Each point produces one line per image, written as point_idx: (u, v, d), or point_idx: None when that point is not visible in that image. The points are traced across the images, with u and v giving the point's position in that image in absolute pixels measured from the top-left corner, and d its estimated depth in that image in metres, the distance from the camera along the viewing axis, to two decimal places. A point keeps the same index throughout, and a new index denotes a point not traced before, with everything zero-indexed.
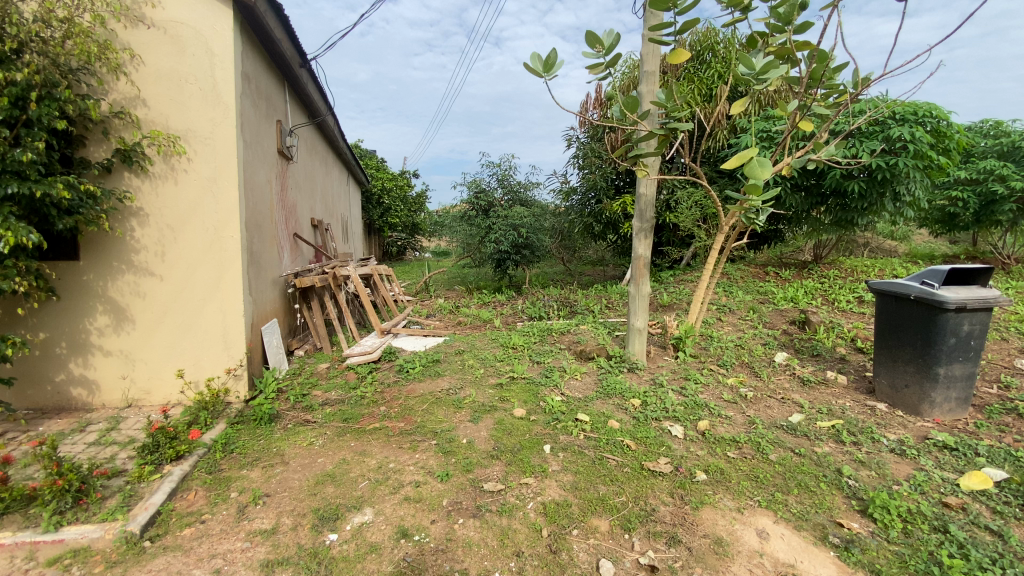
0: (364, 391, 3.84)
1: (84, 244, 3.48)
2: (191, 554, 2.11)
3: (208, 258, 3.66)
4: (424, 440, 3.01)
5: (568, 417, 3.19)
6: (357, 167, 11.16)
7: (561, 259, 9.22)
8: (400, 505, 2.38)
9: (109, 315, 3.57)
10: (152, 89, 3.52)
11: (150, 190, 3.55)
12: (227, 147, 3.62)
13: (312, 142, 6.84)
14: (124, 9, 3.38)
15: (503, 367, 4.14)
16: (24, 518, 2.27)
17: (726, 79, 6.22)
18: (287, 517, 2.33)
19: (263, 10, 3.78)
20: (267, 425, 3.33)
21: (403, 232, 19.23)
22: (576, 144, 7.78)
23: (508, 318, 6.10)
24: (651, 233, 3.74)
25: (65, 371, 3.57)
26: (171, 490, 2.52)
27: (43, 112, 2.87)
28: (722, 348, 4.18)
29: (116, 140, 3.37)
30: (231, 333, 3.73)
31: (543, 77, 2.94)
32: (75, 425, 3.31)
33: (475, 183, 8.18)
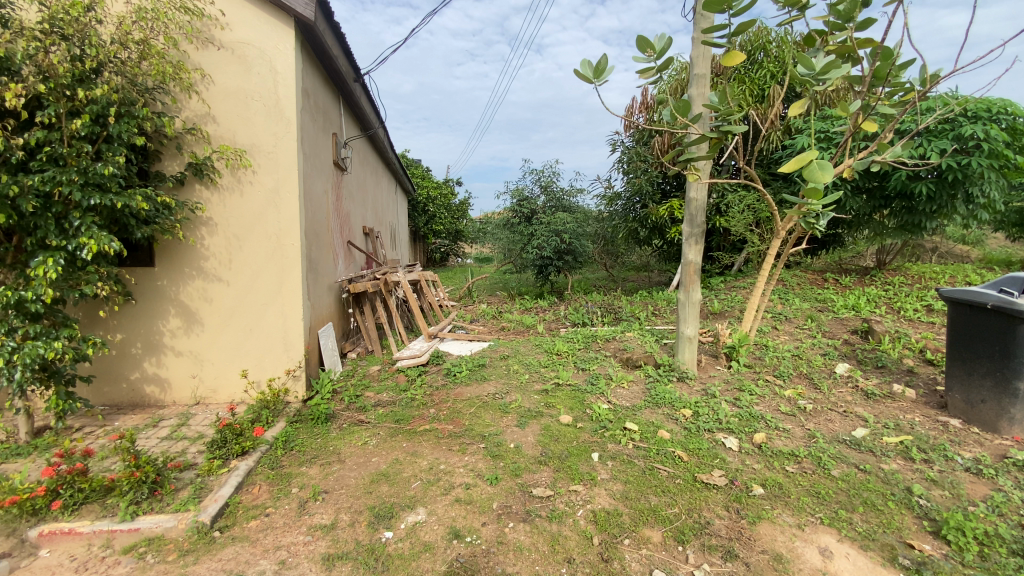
0: (414, 393, 3.93)
1: (159, 251, 3.75)
2: (258, 545, 2.22)
3: (271, 264, 3.87)
4: (472, 443, 3.06)
5: (616, 425, 3.16)
6: (405, 176, 11.45)
7: (604, 265, 9.15)
8: (452, 506, 2.43)
9: (181, 318, 3.82)
10: (221, 106, 3.77)
11: (218, 201, 3.79)
12: (288, 159, 3.83)
13: (364, 153, 7.11)
14: (196, 33, 3.64)
15: (549, 373, 4.14)
16: (102, 508, 2.44)
17: (779, 78, 6.02)
18: (344, 514, 2.42)
19: (321, 28, 3.98)
20: (324, 424, 3.48)
21: (447, 239, 19.60)
22: (621, 148, 7.70)
23: (552, 324, 6.10)
24: (702, 239, 3.66)
25: (139, 370, 3.84)
26: (238, 484, 2.67)
27: (122, 128, 3.12)
28: (778, 357, 4.03)
29: (188, 154, 3.62)
30: (291, 335, 3.92)
31: (593, 83, 2.94)
32: (148, 421, 3.55)
33: (519, 190, 8.27)
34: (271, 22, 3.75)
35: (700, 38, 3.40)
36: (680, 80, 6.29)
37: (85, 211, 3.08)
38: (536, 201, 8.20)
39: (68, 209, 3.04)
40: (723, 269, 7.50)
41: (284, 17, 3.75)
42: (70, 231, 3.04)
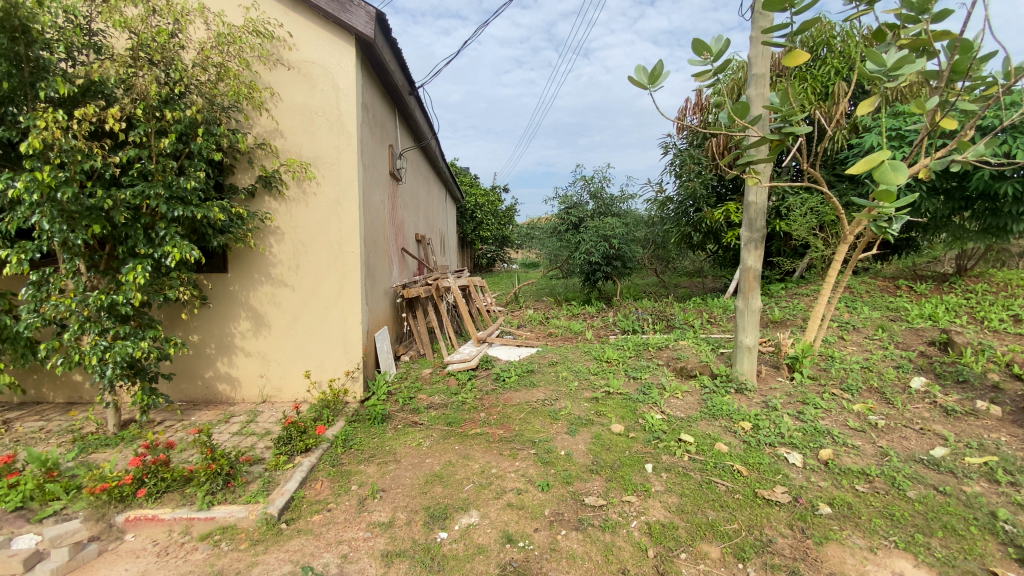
0: (465, 397, 4.00)
1: (232, 258, 4.01)
2: (322, 539, 2.33)
3: (332, 270, 4.06)
4: (523, 448, 3.08)
5: (670, 436, 3.08)
6: (454, 184, 11.69)
7: (654, 271, 9.00)
8: (504, 510, 2.45)
9: (250, 321, 4.07)
10: (289, 122, 4.01)
11: (285, 211, 4.02)
12: (349, 170, 4.02)
13: (416, 163, 7.32)
14: (268, 54, 3.89)
15: (599, 381, 4.09)
16: (182, 497, 2.64)
17: (845, 75, 5.72)
18: (401, 513, 2.50)
19: (380, 45, 4.17)
20: (380, 424, 3.61)
21: (493, 245, 19.83)
22: (673, 151, 7.53)
23: (601, 331, 6.03)
24: (762, 244, 3.52)
25: (213, 369, 4.11)
26: (302, 479, 2.81)
27: (202, 145, 3.38)
28: (846, 369, 3.81)
29: (260, 168, 3.87)
30: (350, 338, 4.09)
31: (648, 89, 2.89)
32: (221, 417, 3.80)
33: (567, 197, 8.31)
34: (334, 41, 3.96)
35: (760, 37, 3.30)
36: (736, 80, 6.08)
37: (170, 222, 3.35)
38: (584, 207, 8.16)
39: (154, 220, 3.32)
40: (783, 276, 7.17)
41: (346, 35, 3.95)
42: (156, 240, 3.31)
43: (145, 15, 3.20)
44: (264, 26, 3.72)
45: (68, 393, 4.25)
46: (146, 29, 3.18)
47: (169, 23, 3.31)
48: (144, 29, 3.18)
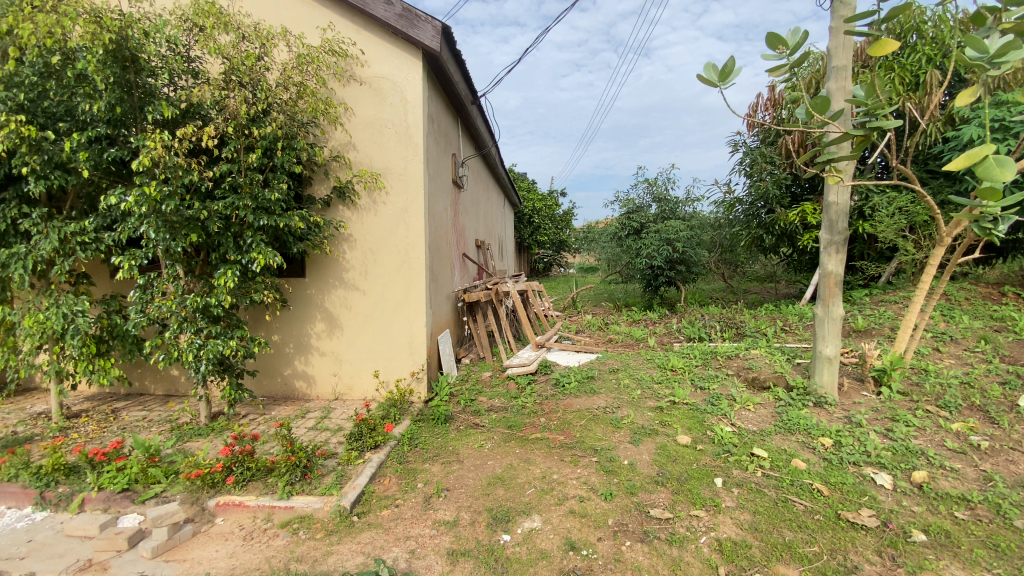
0: (525, 401, 4.02)
1: (309, 263, 4.28)
2: (391, 533, 2.43)
3: (399, 275, 4.24)
4: (585, 456, 3.05)
5: (741, 450, 2.94)
6: (513, 190, 11.79)
7: (721, 275, 8.68)
8: (566, 517, 2.44)
9: (325, 322, 4.32)
10: (361, 135, 4.23)
11: (357, 219, 4.25)
12: (416, 180, 4.18)
13: (477, 171, 7.47)
14: (342, 71, 4.13)
15: (663, 390, 3.97)
16: (264, 485, 2.84)
17: (939, 62, 5.25)
18: (465, 513, 2.55)
19: (445, 58, 4.31)
20: (443, 424, 3.71)
21: (550, 249, 19.83)
22: (743, 149, 7.20)
23: (664, 338, 5.86)
24: (844, 247, 3.30)
25: (291, 367, 4.39)
26: (372, 475, 2.95)
27: (284, 158, 3.65)
28: (943, 385, 3.47)
29: (334, 179, 4.10)
30: (416, 340, 4.24)
31: (718, 87, 2.77)
32: (298, 412, 4.05)
33: (629, 201, 8.18)
34: (403, 56, 4.14)
35: (841, 28, 3.12)
36: (813, 74, 5.72)
37: (256, 231, 3.64)
38: (646, 211, 7.98)
39: (242, 229, 3.61)
40: (867, 282, 6.65)
41: (414, 50, 4.13)
42: (244, 247, 3.60)
43: (236, 41, 3.49)
44: (339, 46, 3.95)
45: (166, 386, 4.69)
46: (236, 54, 3.47)
47: (256, 47, 3.59)
48: (234, 54, 3.47)
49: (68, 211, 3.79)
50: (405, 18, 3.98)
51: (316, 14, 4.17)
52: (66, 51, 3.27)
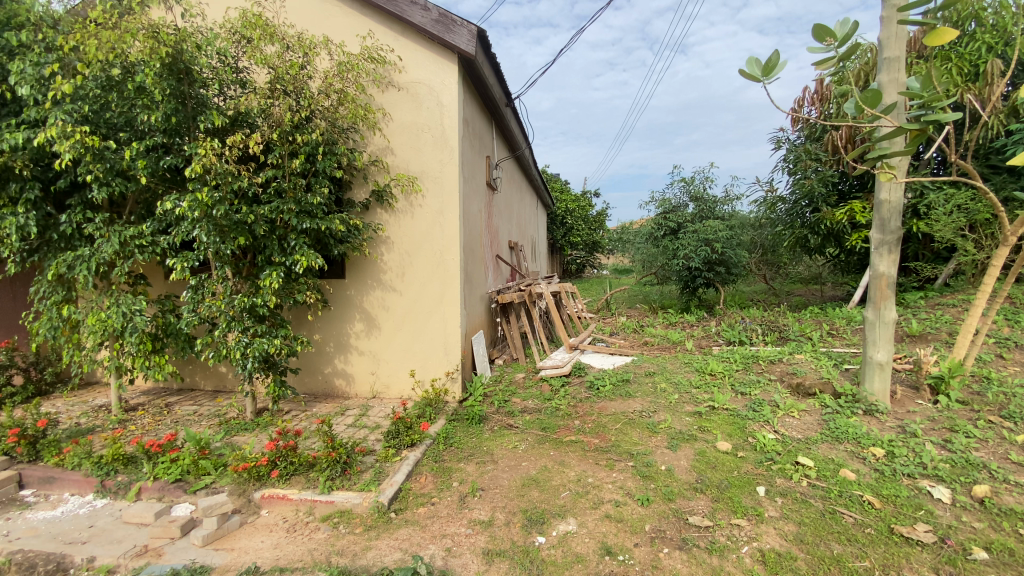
0: (559, 403, 4.00)
1: (349, 265, 4.40)
2: (427, 531, 2.47)
3: (435, 276, 4.30)
4: (620, 460, 3.01)
5: (785, 458, 2.85)
6: (545, 190, 11.78)
7: (763, 276, 8.64)
8: (602, 521, 2.42)
9: (363, 322, 4.43)
10: (399, 139, 4.33)
11: (395, 222, 4.34)
12: (451, 182, 4.24)
13: (511, 173, 7.51)
14: (381, 78, 4.23)
15: (702, 395, 3.88)
16: (306, 480, 2.94)
17: (1001, 51, 4.95)
18: (500, 513, 2.56)
19: (480, 62, 4.35)
20: (478, 424, 3.74)
21: (583, 250, 19.70)
22: (786, 146, 6.95)
23: (702, 341, 5.72)
24: (897, 247, 3.14)
25: (331, 365, 4.52)
26: (408, 472, 3.00)
27: (326, 163, 3.77)
28: (1008, 395, 3.25)
29: (373, 183, 4.21)
30: (450, 341, 4.30)
31: (762, 82, 2.38)
32: (338, 410, 4.17)
33: (665, 201, 8.05)
34: (439, 61, 4.21)
35: (894, 17, 2.98)
36: (863, 66, 5.46)
37: (300, 234, 3.77)
38: (683, 210, 7.88)
39: (286, 232, 3.75)
40: (921, 284, 6.29)
41: (450, 55, 4.19)
42: (288, 249, 3.73)
43: (281, 51, 3.62)
44: (378, 53, 4.05)
45: (215, 382, 4.91)
46: (281, 64, 3.60)
47: (299, 57, 3.71)
48: (279, 64, 3.60)
49: (127, 216, 4.03)
50: (441, 23, 4.04)
51: (356, 22, 4.29)
52: (126, 65, 3.48)
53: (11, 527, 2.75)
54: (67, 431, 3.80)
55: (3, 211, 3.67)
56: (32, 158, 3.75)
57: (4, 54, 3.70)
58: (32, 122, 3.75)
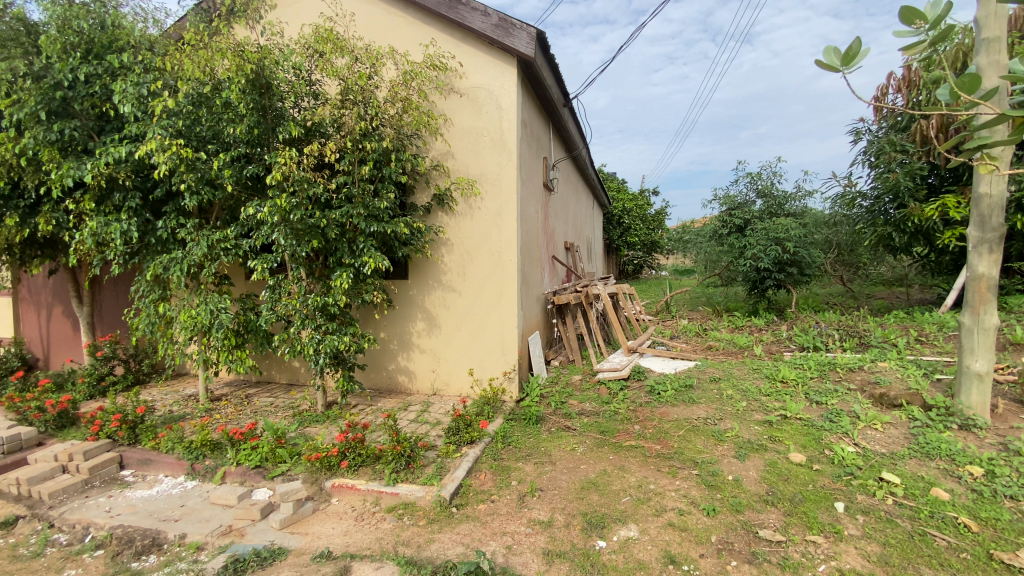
0: (618, 407, 3.94)
1: (412, 266, 4.56)
2: (488, 527, 2.51)
3: (493, 277, 4.37)
4: (684, 468, 2.93)
5: (867, 473, 2.66)
6: (602, 190, 11.66)
7: (841, 279, 8.07)
8: (665, 529, 2.37)
9: (425, 321, 4.57)
10: (459, 144, 4.43)
11: (455, 224, 4.46)
12: (509, 184, 4.30)
13: (568, 174, 7.49)
14: (443, 85, 4.35)
15: (772, 403, 3.69)
16: (373, 471, 3.08)
17: None
18: (560, 514, 2.57)
19: (539, 64, 4.38)
20: (535, 425, 3.76)
21: (641, 250, 19.30)
22: (867, 138, 6.46)
23: (772, 346, 5.43)
24: (1000, 246, 2.85)
25: (395, 362, 4.70)
26: (468, 469, 3.07)
27: (392, 169, 3.95)
28: None
29: (435, 187, 4.34)
30: (507, 341, 4.35)
31: (843, 74, 2.06)
32: (401, 405, 4.33)
33: (730, 198, 7.73)
34: (499, 65, 4.28)
35: None
36: (960, 47, 4.97)
37: (368, 237, 3.96)
38: (750, 207, 7.54)
39: (355, 235, 3.95)
40: None
41: (509, 59, 4.24)
42: (357, 251, 3.94)
43: (350, 63, 3.81)
44: (440, 60, 4.18)
45: (289, 375, 5.24)
46: (350, 75, 3.79)
47: (367, 67, 3.90)
48: (349, 75, 3.79)
49: (214, 221, 4.39)
50: (501, 28, 4.10)
51: (419, 32, 4.44)
52: (215, 82, 3.80)
53: (114, 504, 3.06)
54: (162, 418, 4.20)
55: (110, 218, 4.10)
56: (134, 170, 4.17)
57: (108, 76, 4.15)
58: (133, 137, 4.17)
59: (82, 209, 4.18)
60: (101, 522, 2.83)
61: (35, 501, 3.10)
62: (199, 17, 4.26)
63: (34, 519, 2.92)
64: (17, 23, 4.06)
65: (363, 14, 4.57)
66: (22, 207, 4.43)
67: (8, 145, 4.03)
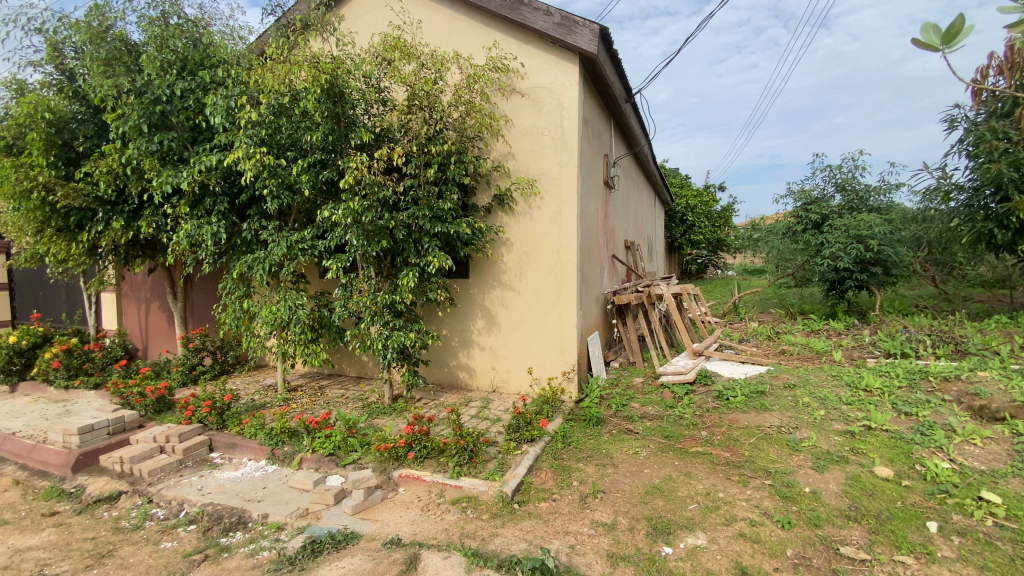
0: (683, 411, 3.81)
1: (473, 265, 4.65)
2: (551, 526, 2.53)
3: (552, 276, 4.38)
4: (755, 477, 2.80)
5: (964, 492, 2.46)
6: (665, 187, 11.30)
7: (932, 280, 7.36)
8: (736, 539, 2.28)
9: (485, 320, 4.65)
10: (520, 144, 4.47)
11: (515, 224, 4.50)
12: (570, 183, 4.29)
13: (629, 171, 7.33)
14: (505, 86, 4.41)
15: (854, 413, 3.44)
16: (437, 464, 3.18)
17: None
18: (623, 517, 2.54)
19: (602, 60, 4.33)
20: (596, 426, 3.72)
21: (706, 249, 18.55)
22: (963, 125, 5.84)
23: (853, 352, 5.06)
24: None
25: (456, 358, 4.82)
26: (530, 467, 3.10)
27: (455, 171, 4.05)
28: None
29: (496, 187, 4.41)
30: (566, 341, 4.34)
31: (943, 52, 1.78)
32: (463, 401, 4.43)
33: (805, 192, 7.32)
34: (561, 64, 4.27)
35: None
36: None
37: (432, 237, 4.10)
38: (829, 202, 7.14)
39: (421, 235, 4.09)
40: None
41: (572, 57, 4.23)
42: (423, 251, 4.07)
43: (417, 69, 3.94)
44: (503, 62, 4.23)
45: (358, 369, 5.52)
46: (417, 81, 3.92)
47: (433, 73, 4.03)
48: (415, 81, 3.93)
49: (292, 223, 4.69)
50: (563, 26, 4.10)
51: (482, 35, 4.51)
52: (293, 93, 4.05)
53: (205, 483, 3.35)
54: (247, 405, 4.55)
55: (202, 221, 4.48)
56: (222, 177, 4.52)
57: (200, 90, 4.55)
58: (222, 146, 4.54)
59: (178, 213, 4.60)
60: (194, 499, 3.12)
61: (137, 478, 3.46)
62: (278, 32, 4.56)
63: (137, 493, 3.25)
64: (120, 43, 4.48)
65: (428, 21, 4.70)
66: (126, 211, 4.94)
67: (116, 155, 4.49)
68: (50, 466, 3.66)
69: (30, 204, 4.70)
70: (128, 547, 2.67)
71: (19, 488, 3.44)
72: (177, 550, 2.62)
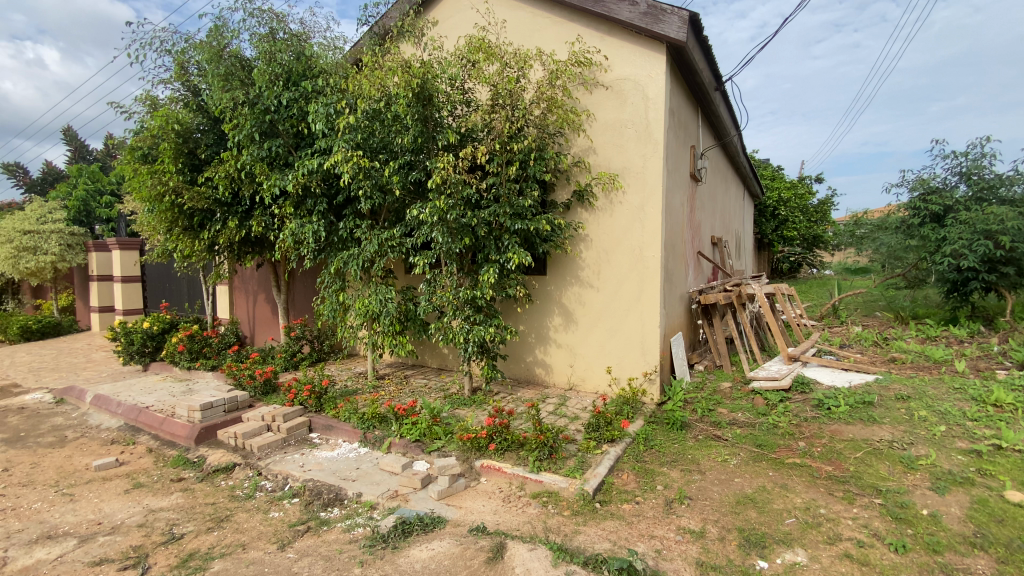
0: (777, 419, 3.56)
1: (552, 261, 4.65)
2: (634, 528, 2.48)
3: (633, 274, 4.28)
4: (862, 494, 2.55)
5: None
6: (756, 180, 10.58)
7: None
8: (840, 560, 2.11)
9: (563, 317, 4.64)
10: (601, 139, 4.40)
11: (595, 220, 4.44)
12: (654, 177, 4.16)
13: (717, 163, 6.95)
14: (588, 80, 4.36)
15: (981, 430, 3.04)
16: (518, 457, 3.23)
17: None
18: (712, 526, 2.43)
19: (691, 48, 4.15)
20: (679, 430, 3.58)
21: (800, 247, 17.16)
22: None
23: (980, 362, 4.47)
24: None
25: (533, 354, 4.85)
26: (611, 467, 3.06)
27: (536, 168, 4.07)
28: None
29: (576, 184, 4.38)
30: (648, 341, 4.22)
31: None
32: (540, 396, 4.46)
33: (922, 181, 6.46)
34: (646, 54, 4.15)
35: None
36: None
37: (512, 234, 4.15)
38: (953, 192, 6.21)
39: (502, 233, 4.16)
40: None
41: (658, 46, 4.09)
42: (503, 248, 4.14)
43: (500, 69, 4.02)
44: (585, 56, 4.19)
45: (439, 361, 5.77)
46: (500, 80, 4.01)
47: (515, 71, 4.08)
48: (499, 81, 4.01)
49: (382, 222, 4.95)
50: (650, 15, 3.98)
51: (565, 30, 4.49)
52: (386, 98, 4.26)
53: (306, 460, 3.67)
54: (341, 390, 4.91)
55: (304, 221, 4.88)
56: (322, 179, 4.88)
57: (302, 99, 4.95)
58: (321, 150, 4.90)
59: (284, 213, 5.03)
60: (297, 475, 3.43)
61: (249, 452, 3.85)
62: (372, 40, 4.84)
63: (249, 466, 3.64)
64: (235, 60, 4.99)
65: (512, 20, 4.76)
66: (240, 212, 5.48)
67: (232, 161, 5.00)
68: (177, 437, 4.18)
69: (163, 206, 5.37)
70: (242, 514, 2.99)
71: (153, 455, 3.96)
72: (283, 520, 2.89)
